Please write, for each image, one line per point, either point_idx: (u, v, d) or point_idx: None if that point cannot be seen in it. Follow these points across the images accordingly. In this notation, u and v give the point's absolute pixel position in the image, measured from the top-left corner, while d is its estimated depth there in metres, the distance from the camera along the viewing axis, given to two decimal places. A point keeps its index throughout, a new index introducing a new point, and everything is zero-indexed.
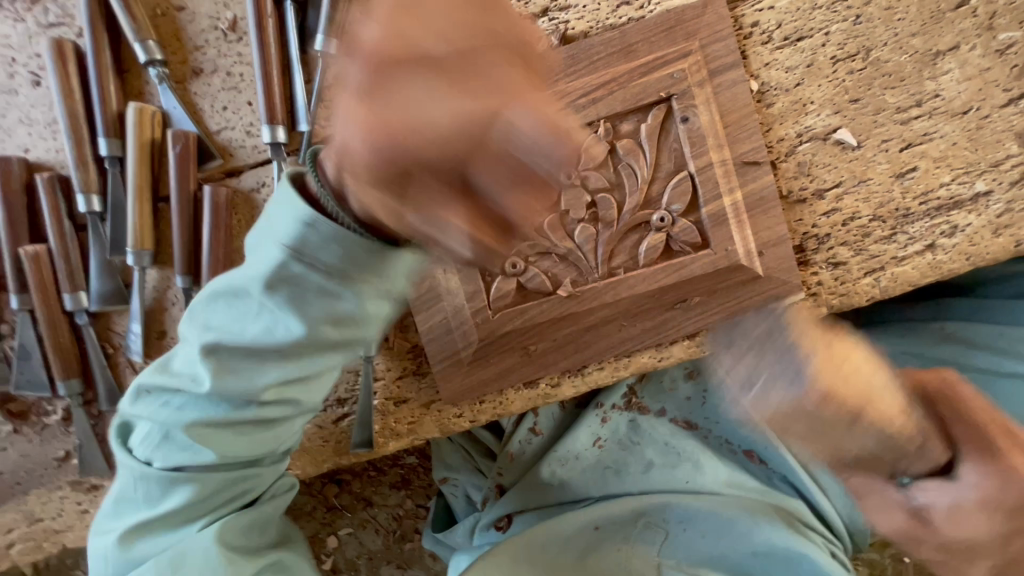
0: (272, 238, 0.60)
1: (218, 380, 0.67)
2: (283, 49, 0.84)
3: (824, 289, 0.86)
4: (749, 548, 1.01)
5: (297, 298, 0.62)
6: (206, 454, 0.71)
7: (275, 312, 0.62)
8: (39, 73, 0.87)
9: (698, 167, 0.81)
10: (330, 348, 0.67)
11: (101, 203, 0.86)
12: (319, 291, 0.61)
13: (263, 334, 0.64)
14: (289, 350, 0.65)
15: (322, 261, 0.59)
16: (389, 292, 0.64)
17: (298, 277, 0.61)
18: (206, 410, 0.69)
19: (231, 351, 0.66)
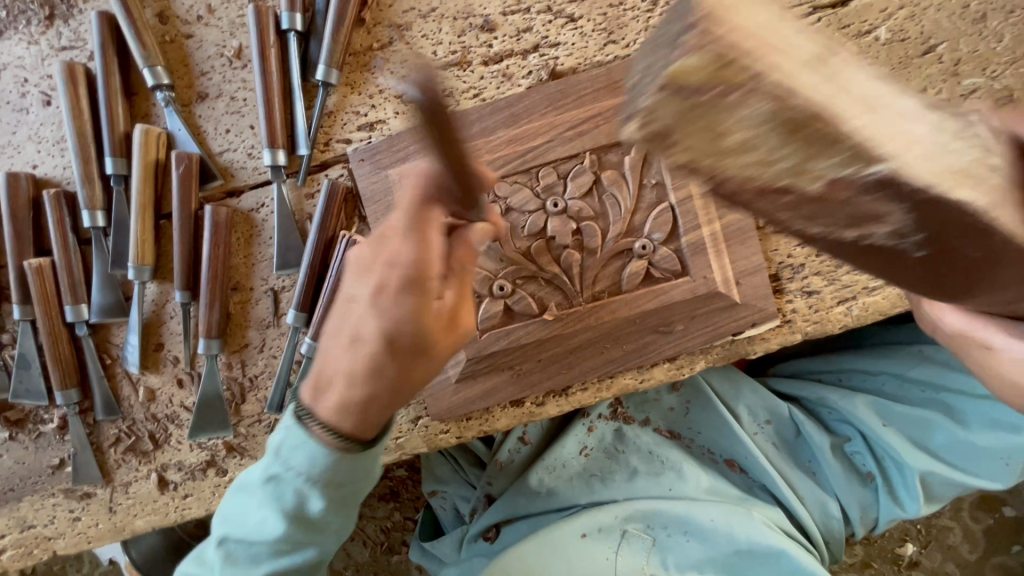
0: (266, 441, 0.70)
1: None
2: (285, 77, 0.87)
3: (799, 316, 0.90)
4: (732, 547, 1.03)
5: (277, 495, 0.66)
6: None
7: (264, 511, 0.67)
8: (49, 94, 0.91)
9: (678, 198, 0.85)
10: (306, 543, 0.69)
11: (105, 219, 0.89)
12: (297, 488, 0.66)
13: (258, 527, 0.67)
14: (276, 549, 0.67)
15: (298, 465, 0.66)
16: (364, 489, 0.70)
17: (283, 479, 0.66)
18: None
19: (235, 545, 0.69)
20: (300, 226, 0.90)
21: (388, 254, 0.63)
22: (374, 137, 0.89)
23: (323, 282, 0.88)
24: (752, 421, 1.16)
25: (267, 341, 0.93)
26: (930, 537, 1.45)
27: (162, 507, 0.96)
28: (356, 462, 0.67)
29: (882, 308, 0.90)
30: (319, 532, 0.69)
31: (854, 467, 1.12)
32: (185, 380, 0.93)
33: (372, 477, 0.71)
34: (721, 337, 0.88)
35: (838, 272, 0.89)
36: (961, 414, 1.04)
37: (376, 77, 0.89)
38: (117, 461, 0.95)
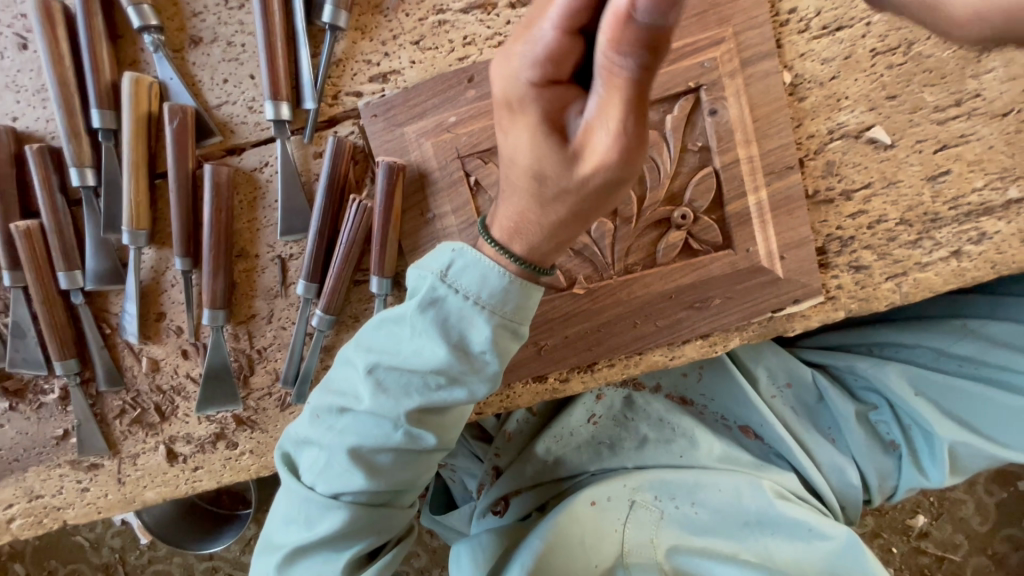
0: (422, 268, 0.65)
1: (376, 405, 0.66)
2: (287, 18, 0.78)
3: (844, 293, 0.83)
4: (741, 518, 1.03)
5: (441, 320, 0.63)
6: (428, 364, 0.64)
7: (465, 264, 0.62)
8: (25, 36, 0.81)
9: (724, 162, 0.77)
10: (461, 380, 0.65)
11: (95, 178, 0.81)
12: (459, 313, 0.62)
13: (457, 277, 0.62)
14: (433, 378, 0.65)
15: (469, 288, 0.61)
16: (518, 336, 0.65)
17: (441, 299, 0.63)
18: (409, 385, 0.65)
19: (381, 380, 0.66)
20: (308, 186, 0.83)
21: (510, 114, 0.55)
22: (388, 90, 0.80)
23: (334, 248, 0.82)
24: (772, 384, 1.13)
25: (275, 311, 0.87)
26: (942, 509, 1.44)
27: (172, 479, 0.93)
28: (528, 292, 0.62)
29: (935, 285, 0.83)
30: (474, 369, 0.64)
31: (878, 436, 1.10)
32: (190, 351, 0.89)
33: (528, 321, 0.66)
34: (760, 314, 0.82)
35: (891, 246, 0.82)
36: (1000, 381, 1.02)
37: (389, 20, 0.80)
38: (124, 433, 0.92)
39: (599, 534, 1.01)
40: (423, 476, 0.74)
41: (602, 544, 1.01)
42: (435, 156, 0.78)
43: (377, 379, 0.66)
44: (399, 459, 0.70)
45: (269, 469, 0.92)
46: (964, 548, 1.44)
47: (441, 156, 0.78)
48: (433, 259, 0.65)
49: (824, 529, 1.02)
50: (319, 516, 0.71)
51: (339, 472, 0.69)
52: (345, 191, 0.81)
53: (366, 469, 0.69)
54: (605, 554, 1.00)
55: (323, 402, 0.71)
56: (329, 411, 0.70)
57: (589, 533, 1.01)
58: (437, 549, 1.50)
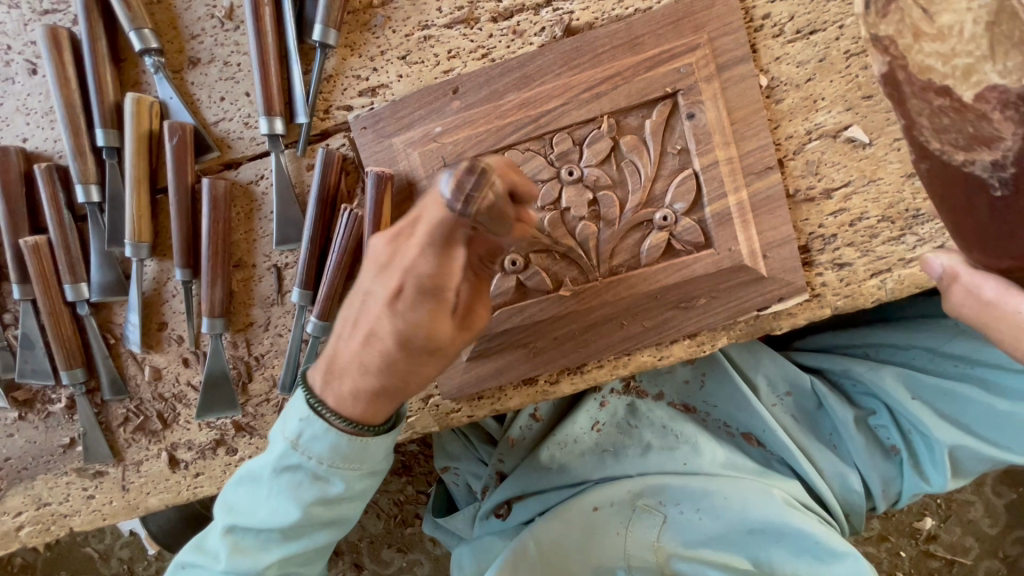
0: (280, 432, 0.71)
1: (234, 562, 0.73)
2: (280, 38, 0.81)
3: (829, 290, 0.84)
4: (746, 526, 1.02)
5: (292, 482, 0.70)
6: (285, 518, 0.70)
7: (304, 429, 0.68)
8: (35, 62, 0.86)
9: (703, 164, 0.79)
10: (321, 523, 0.73)
11: (99, 194, 0.85)
12: (312, 475, 0.69)
13: (299, 442, 0.68)
14: (289, 533, 0.72)
15: (318, 454, 0.68)
16: (372, 473, 0.73)
17: (291, 460, 0.69)
18: (270, 534, 0.72)
19: (245, 529, 0.73)
20: (301, 199, 0.86)
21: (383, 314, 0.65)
22: (377, 103, 0.84)
23: (327, 256, 0.84)
24: (771, 392, 1.13)
25: (272, 319, 0.90)
26: (950, 511, 1.42)
27: (174, 485, 0.95)
28: (367, 447, 0.69)
29: (920, 281, 0.83)
30: (336, 514, 0.73)
31: (878, 440, 1.10)
32: (190, 359, 0.91)
33: (374, 467, 0.72)
34: (746, 313, 0.83)
35: (873, 243, 0.83)
36: (995, 383, 1.01)
37: (377, 36, 0.83)
38: (127, 440, 0.94)
39: (600, 538, 1.06)
40: None
41: (604, 549, 1.06)
42: (422, 165, 0.81)
43: (243, 527, 0.73)
44: None
45: None
46: (975, 551, 1.41)
47: (428, 165, 0.81)
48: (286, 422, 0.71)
49: (831, 543, 1.01)
50: None
51: None
52: (336, 201, 0.84)
53: None
54: (607, 559, 1.05)
55: (189, 554, 0.77)
56: (196, 556, 0.77)
57: (589, 536, 1.06)
58: (439, 557, 1.51)
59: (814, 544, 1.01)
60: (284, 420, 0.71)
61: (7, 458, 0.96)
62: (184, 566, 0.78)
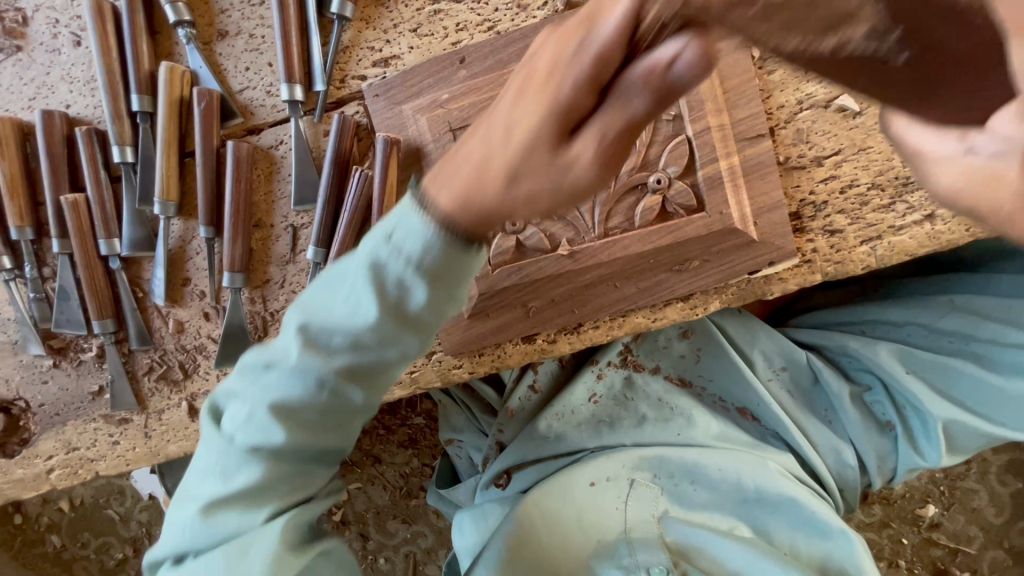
0: (324, 284, 0.60)
1: (257, 427, 0.62)
2: (302, 11, 0.88)
3: (819, 256, 0.87)
4: (741, 495, 1.06)
5: (377, 276, 0.55)
6: (313, 374, 0.60)
7: (352, 266, 0.57)
8: (80, 35, 0.94)
9: (695, 131, 0.83)
10: (354, 383, 0.62)
11: (133, 155, 0.92)
12: (353, 320, 0.57)
13: (349, 285, 0.57)
14: (320, 390, 0.61)
15: (364, 302, 0.56)
16: (425, 323, 0.59)
17: (332, 311, 0.59)
18: (295, 391, 0.61)
19: (269, 388, 0.62)
20: (318, 162, 0.92)
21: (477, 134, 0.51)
22: (389, 73, 0.89)
23: (340, 215, 0.90)
24: (766, 368, 1.16)
25: (287, 277, 0.96)
26: (954, 499, 1.41)
27: (193, 433, 1.01)
28: (429, 289, 0.55)
29: (911, 249, 0.86)
30: (375, 360, 0.60)
31: (873, 416, 1.12)
32: (211, 313, 0.98)
33: (448, 307, 0.59)
34: (737, 276, 0.87)
35: (863, 211, 0.86)
36: (991, 361, 1.02)
37: (390, 11, 0.89)
38: (151, 390, 1.01)
39: (599, 513, 1.05)
40: (301, 506, 0.67)
41: (605, 520, 1.05)
42: (429, 130, 0.86)
43: (267, 378, 0.62)
44: (280, 478, 0.65)
45: None
46: (979, 540, 1.40)
47: (435, 130, 0.86)
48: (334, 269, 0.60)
49: (825, 517, 1.03)
50: (195, 554, 0.65)
51: (217, 496, 0.64)
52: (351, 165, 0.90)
53: (241, 498, 0.64)
54: (609, 530, 1.04)
55: (212, 419, 0.68)
56: (215, 426, 0.67)
57: (587, 512, 1.05)
58: (442, 529, 1.55)
59: (808, 516, 1.04)
60: (329, 272, 0.60)
61: (42, 404, 1.03)
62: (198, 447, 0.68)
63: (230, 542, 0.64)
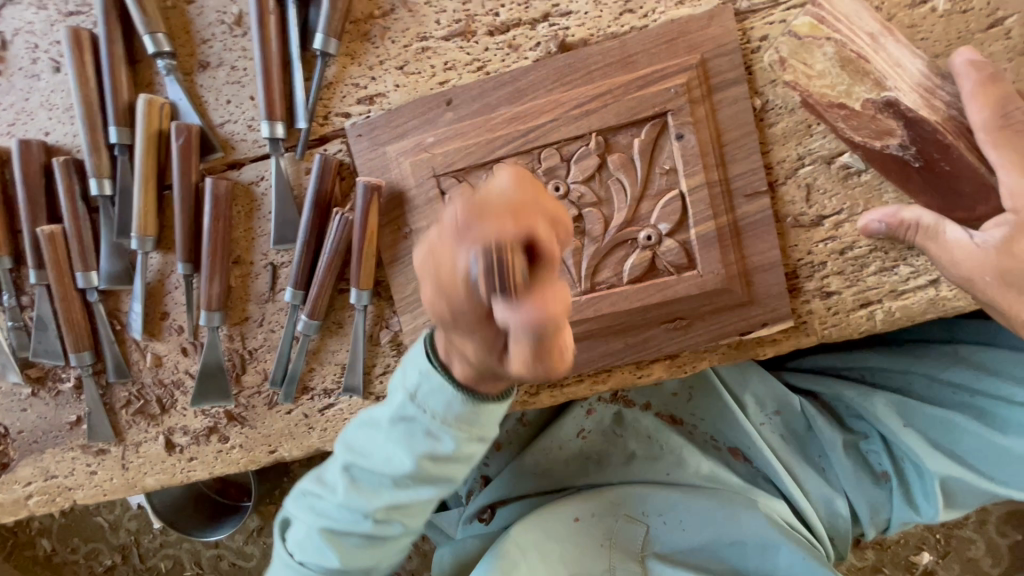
0: (398, 384, 0.67)
1: (347, 500, 0.70)
2: (285, 46, 0.84)
3: (816, 318, 0.83)
4: (727, 538, 1.01)
5: (408, 436, 0.66)
6: (396, 466, 0.67)
7: (417, 381, 0.63)
8: (59, 60, 0.91)
9: (690, 186, 0.78)
10: (427, 480, 0.68)
11: (111, 187, 0.90)
12: (426, 428, 0.64)
13: (415, 395, 0.64)
14: (398, 482, 0.68)
15: (434, 408, 0.63)
16: (480, 440, 0.66)
17: (410, 412, 0.65)
18: (380, 485, 0.69)
19: (357, 473, 0.70)
20: (298, 201, 0.89)
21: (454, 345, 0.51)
22: (373, 111, 0.86)
23: (319, 258, 0.87)
24: (759, 411, 1.10)
25: (266, 315, 0.93)
26: (950, 548, 1.37)
27: (169, 467, 1.00)
28: (484, 408, 0.62)
29: (913, 313, 0.82)
30: (441, 477, 0.68)
31: (868, 466, 1.08)
32: (189, 348, 0.96)
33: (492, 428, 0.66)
34: (728, 336, 0.83)
35: (864, 273, 0.81)
36: (995, 418, 0.98)
37: (376, 47, 0.85)
38: (128, 422, 0.99)
39: (581, 552, 1.00)
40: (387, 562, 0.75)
41: (587, 559, 1.00)
42: (412, 174, 0.83)
43: (352, 470, 0.71)
44: (365, 557, 0.73)
45: (256, 463, 0.98)
46: None
47: (419, 175, 0.83)
48: (405, 377, 0.67)
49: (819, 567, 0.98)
50: None
51: (314, 546, 0.73)
52: (331, 206, 0.87)
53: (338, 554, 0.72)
54: (593, 569, 1.00)
55: (308, 486, 0.76)
56: (307, 491, 0.76)
57: (569, 551, 1.00)
58: (427, 553, 1.53)
59: (799, 560, 0.99)
60: (402, 371, 0.67)
61: (20, 431, 1.02)
62: (293, 505, 0.77)
63: None
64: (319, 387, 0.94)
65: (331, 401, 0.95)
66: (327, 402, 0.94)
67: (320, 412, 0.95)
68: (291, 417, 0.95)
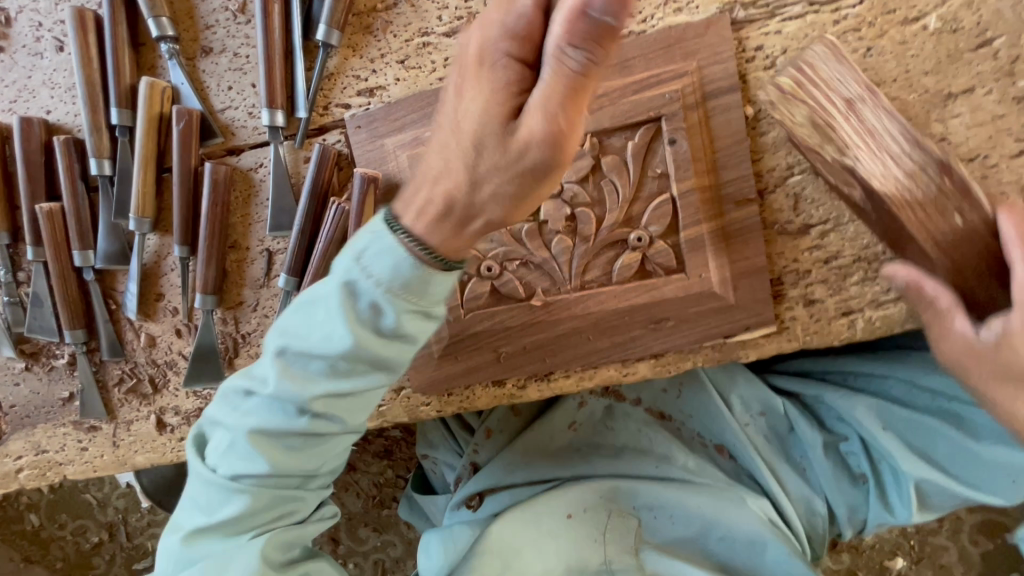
0: (339, 258, 0.65)
1: (279, 387, 0.67)
2: (287, 35, 0.85)
3: (799, 325, 0.85)
4: (715, 533, 1.05)
5: (352, 363, 0.66)
6: (338, 343, 0.64)
7: (366, 258, 0.63)
8: (62, 40, 0.92)
9: (681, 191, 0.80)
10: (370, 364, 0.67)
11: (111, 168, 0.91)
12: (372, 298, 0.63)
13: (367, 259, 0.63)
14: (339, 366, 0.66)
15: (379, 273, 0.62)
16: (426, 320, 0.66)
17: (354, 281, 0.63)
18: (316, 371, 0.67)
19: (292, 359, 0.67)
20: (296, 189, 0.90)
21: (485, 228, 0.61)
22: (373, 104, 0.87)
23: (314, 245, 0.88)
24: (745, 411, 1.12)
25: (260, 300, 0.95)
26: (924, 555, 1.40)
27: (160, 446, 1.02)
28: (427, 277, 0.63)
29: (893, 323, 0.84)
30: (384, 357, 0.67)
31: (847, 467, 1.09)
32: (183, 330, 0.97)
33: (441, 303, 0.67)
34: (712, 338, 0.85)
35: (847, 282, 0.83)
36: (973, 424, 0.96)
37: (378, 40, 0.86)
38: (120, 401, 1.01)
39: (576, 544, 1.03)
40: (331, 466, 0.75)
41: (584, 553, 1.03)
42: (410, 167, 0.85)
43: (284, 368, 0.68)
44: (292, 461, 0.70)
45: None
46: None
47: (416, 168, 0.84)
48: (350, 243, 0.66)
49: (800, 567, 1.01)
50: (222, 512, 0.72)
51: (243, 455, 0.70)
52: (328, 195, 0.88)
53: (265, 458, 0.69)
54: (586, 560, 1.02)
55: (232, 384, 0.73)
56: (238, 394, 0.72)
57: (566, 545, 1.03)
58: (412, 541, 1.56)
59: (784, 556, 1.02)
60: (352, 240, 0.65)
61: (13, 405, 1.03)
62: (218, 406, 0.73)
63: (245, 501, 0.71)
64: None
65: None
66: None
67: None
68: None
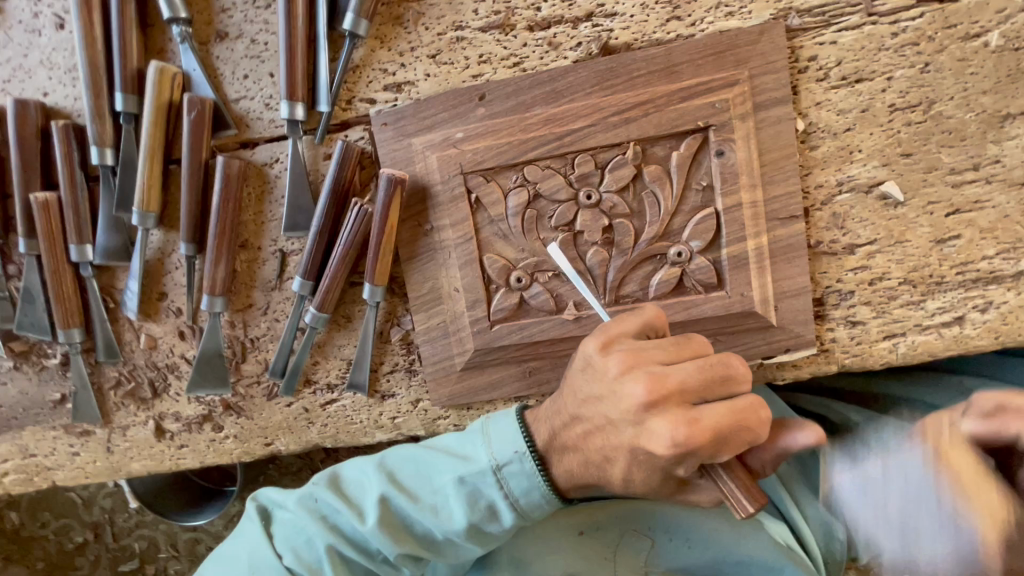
0: (484, 447, 0.72)
1: (378, 537, 0.72)
2: (311, 23, 0.79)
3: (838, 347, 0.82)
4: (731, 557, 0.99)
5: (472, 498, 0.71)
6: (448, 525, 0.72)
7: (508, 472, 0.70)
8: (62, 16, 0.85)
9: (725, 205, 0.76)
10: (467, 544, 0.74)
11: (113, 158, 0.84)
12: (497, 502, 0.71)
13: (503, 475, 0.70)
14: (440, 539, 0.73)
15: (514, 488, 0.70)
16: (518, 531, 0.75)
17: (487, 485, 0.71)
18: (420, 538, 0.74)
19: (405, 494, 0.73)
20: (314, 187, 0.84)
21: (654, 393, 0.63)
22: (401, 100, 0.82)
23: (333, 249, 0.83)
24: None
25: (271, 304, 0.89)
26: None
27: (158, 453, 0.96)
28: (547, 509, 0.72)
29: (934, 349, 0.81)
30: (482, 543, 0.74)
31: None
32: (186, 332, 0.91)
33: None
34: (748, 359, 0.82)
35: (890, 305, 0.81)
36: None
37: (408, 32, 0.81)
38: (116, 404, 0.95)
39: (586, 564, 0.98)
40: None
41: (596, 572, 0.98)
42: (439, 170, 0.80)
43: (396, 507, 0.73)
44: None
45: (250, 454, 0.95)
46: None
47: (445, 171, 0.80)
48: (476, 449, 0.73)
49: None
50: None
51: (309, 561, 0.73)
52: (349, 195, 0.83)
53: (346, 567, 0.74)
54: None
55: (326, 496, 0.75)
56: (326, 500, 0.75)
57: (576, 563, 0.97)
58: None
59: None
60: (488, 430, 0.73)
61: None
62: (295, 509, 0.76)
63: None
64: (322, 380, 0.91)
65: (333, 395, 0.91)
66: (330, 397, 0.91)
67: (322, 407, 0.92)
68: (290, 410, 0.92)
